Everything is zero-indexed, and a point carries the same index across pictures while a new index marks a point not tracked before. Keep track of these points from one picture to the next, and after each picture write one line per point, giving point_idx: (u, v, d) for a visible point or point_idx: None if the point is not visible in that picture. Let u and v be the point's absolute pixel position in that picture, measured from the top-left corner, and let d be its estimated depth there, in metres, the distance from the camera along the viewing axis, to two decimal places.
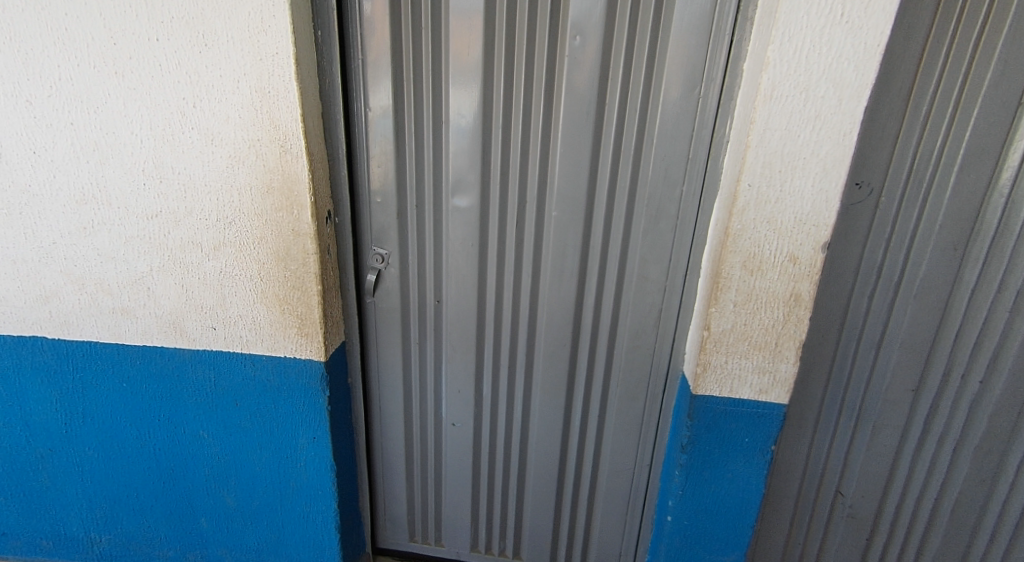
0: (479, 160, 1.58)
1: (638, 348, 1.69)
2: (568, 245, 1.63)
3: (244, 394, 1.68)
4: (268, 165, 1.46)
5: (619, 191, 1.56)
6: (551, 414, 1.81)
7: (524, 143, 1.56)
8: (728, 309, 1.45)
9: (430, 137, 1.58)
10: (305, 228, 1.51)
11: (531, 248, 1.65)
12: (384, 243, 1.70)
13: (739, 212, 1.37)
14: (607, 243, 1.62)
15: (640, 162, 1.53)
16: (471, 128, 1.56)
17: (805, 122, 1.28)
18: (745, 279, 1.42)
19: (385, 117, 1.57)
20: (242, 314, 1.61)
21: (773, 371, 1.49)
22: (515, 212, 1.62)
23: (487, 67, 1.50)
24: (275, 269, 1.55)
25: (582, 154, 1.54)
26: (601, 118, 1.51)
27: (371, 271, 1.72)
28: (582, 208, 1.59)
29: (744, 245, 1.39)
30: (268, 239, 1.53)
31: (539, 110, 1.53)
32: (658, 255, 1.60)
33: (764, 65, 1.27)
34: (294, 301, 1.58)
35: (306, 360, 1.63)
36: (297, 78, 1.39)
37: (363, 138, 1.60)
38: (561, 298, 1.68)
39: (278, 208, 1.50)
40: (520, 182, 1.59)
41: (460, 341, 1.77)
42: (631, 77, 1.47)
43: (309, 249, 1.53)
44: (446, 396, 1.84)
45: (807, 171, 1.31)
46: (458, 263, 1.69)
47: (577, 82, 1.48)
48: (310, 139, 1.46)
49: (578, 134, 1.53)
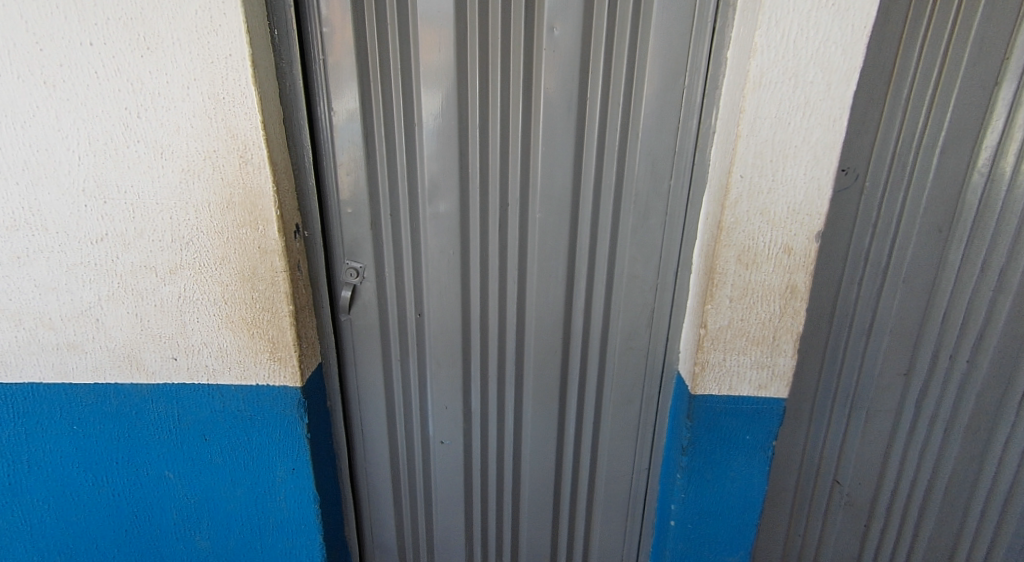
0: (457, 163, 1.49)
1: (632, 350, 1.66)
2: (555, 247, 1.56)
3: (214, 427, 1.56)
4: (227, 177, 1.33)
5: (605, 189, 1.50)
6: (545, 424, 1.75)
7: (503, 143, 1.48)
8: (725, 305, 1.40)
9: (402, 141, 1.49)
10: (272, 244, 1.40)
11: (516, 254, 1.58)
12: (358, 256, 1.59)
13: (732, 205, 1.32)
14: (595, 243, 1.56)
15: (626, 158, 1.47)
16: (446, 129, 1.47)
17: (795, 109, 1.24)
18: (740, 274, 1.37)
19: (353, 121, 1.47)
20: (206, 341, 1.47)
21: (772, 365, 1.46)
22: (497, 216, 1.54)
23: (460, 63, 1.42)
24: (241, 291, 1.43)
25: (565, 152, 1.47)
26: (583, 113, 1.44)
27: (345, 286, 1.61)
28: (568, 208, 1.52)
29: (739, 238, 1.34)
30: (232, 259, 1.40)
31: (517, 108, 1.45)
32: (648, 253, 1.55)
33: (752, 52, 1.22)
34: (263, 323, 1.46)
35: (280, 387, 1.52)
36: (255, 81, 1.27)
37: (329, 145, 1.49)
38: (549, 302, 1.62)
39: (241, 224, 1.37)
40: (501, 184, 1.51)
41: (446, 353, 1.69)
42: (613, 69, 1.41)
43: (278, 266, 1.41)
44: (432, 413, 1.76)
45: (798, 160, 1.28)
46: (439, 273, 1.60)
47: (556, 77, 1.41)
48: (273, 148, 1.35)
49: (560, 131, 1.45)
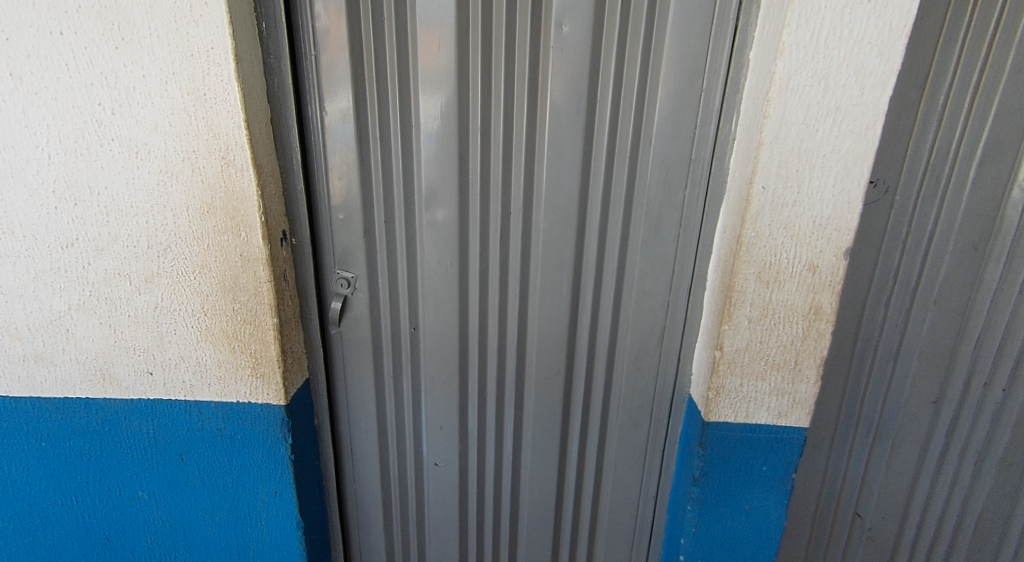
0: (456, 169, 1.39)
1: (640, 371, 1.55)
2: (559, 260, 1.46)
3: (192, 446, 1.46)
4: (207, 180, 1.24)
5: (614, 198, 1.40)
6: (546, 447, 1.65)
7: (506, 147, 1.37)
8: (742, 326, 1.30)
9: (398, 144, 1.39)
10: (255, 253, 1.30)
11: (518, 266, 1.47)
12: (349, 266, 1.49)
13: (753, 218, 1.21)
14: (602, 256, 1.45)
15: (637, 165, 1.37)
16: (445, 133, 1.37)
17: (824, 115, 1.13)
18: (760, 293, 1.27)
19: (346, 122, 1.37)
20: (184, 355, 1.38)
21: (793, 392, 1.35)
22: (498, 226, 1.44)
23: (461, 62, 1.32)
24: (222, 302, 1.33)
25: (573, 159, 1.37)
26: (593, 117, 1.34)
27: (336, 298, 1.51)
28: (574, 219, 1.42)
29: (759, 254, 1.23)
30: (212, 268, 1.31)
31: (522, 110, 1.35)
32: (660, 268, 1.44)
33: (778, 52, 1.11)
34: (245, 337, 1.36)
35: (263, 405, 1.42)
36: (238, 77, 1.17)
37: (320, 146, 1.39)
38: (553, 318, 1.52)
39: (222, 230, 1.28)
40: (503, 191, 1.41)
41: (442, 370, 1.59)
42: (626, 70, 1.30)
43: (261, 276, 1.31)
44: (427, 433, 1.66)
45: (827, 170, 1.17)
46: (435, 285, 1.50)
47: (565, 77, 1.31)
48: (257, 149, 1.25)
49: (568, 136, 1.35)
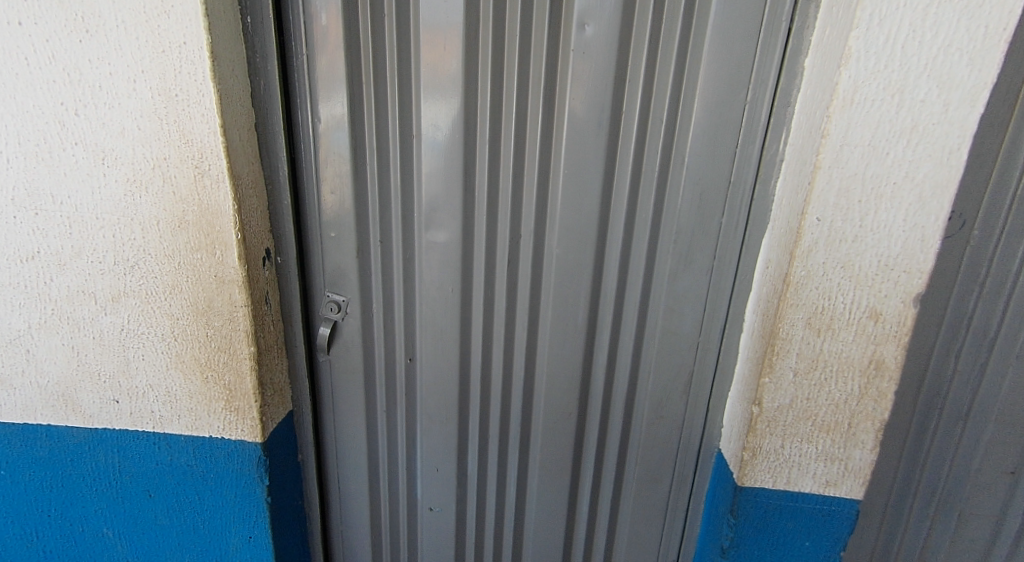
0: (460, 185, 1.24)
1: (663, 421, 1.36)
2: (574, 290, 1.29)
3: (160, 482, 1.32)
4: (179, 191, 1.10)
5: (639, 224, 1.22)
6: (554, 498, 1.47)
7: (517, 163, 1.21)
8: (787, 379, 1.10)
9: (396, 156, 1.24)
10: (231, 274, 1.16)
11: (527, 296, 1.31)
12: (341, 289, 1.35)
13: (804, 255, 1.02)
14: (624, 289, 1.27)
15: (667, 187, 1.18)
16: (449, 145, 1.21)
17: (896, 134, 0.94)
18: (809, 342, 1.07)
19: (340, 130, 1.22)
20: (152, 383, 1.24)
21: (843, 458, 1.15)
22: (505, 251, 1.27)
23: (468, 65, 1.16)
24: (194, 326, 1.20)
25: (593, 178, 1.20)
26: (617, 131, 1.16)
27: (325, 323, 1.37)
28: (592, 245, 1.24)
29: (810, 296, 1.04)
30: (184, 289, 1.17)
31: (536, 121, 1.18)
32: (690, 305, 1.26)
33: (843, 59, 0.92)
34: (219, 366, 1.22)
35: (238, 441, 1.28)
36: (214, 76, 1.04)
37: (311, 156, 1.25)
38: (566, 356, 1.35)
39: (195, 248, 1.14)
40: (512, 212, 1.24)
41: (440, 406, 1.43)
42: (657, 77, 1.12)
43: (237, 300, 1.17)
44: (421, 475, 1.50)
45: (897, 200, 0.97)
46: (434, 313, 1.35)
47: (586, 85, 1.14)
48: (236, 159, 1.11)
49: (587, 152, 1.18)
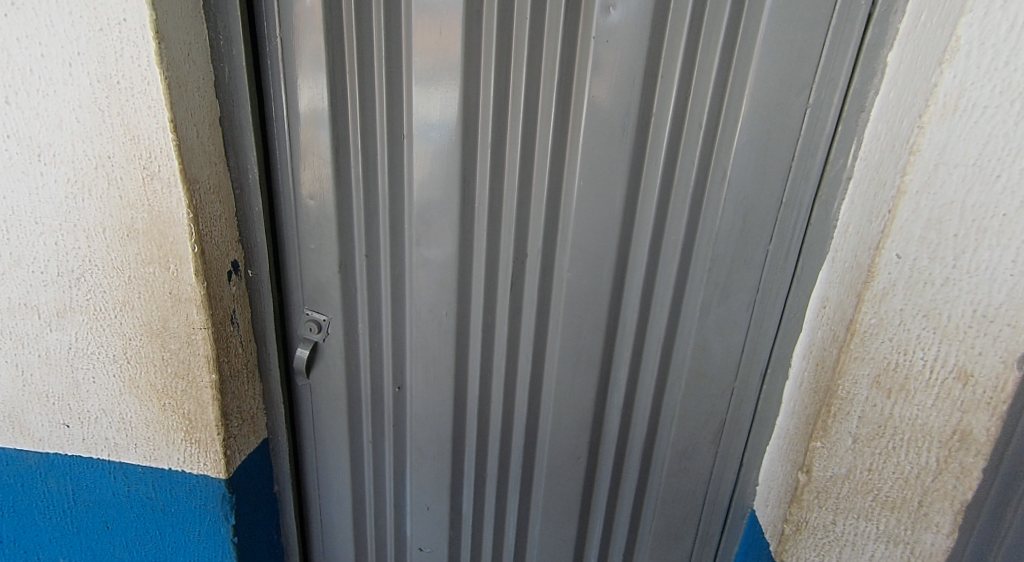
0: (457, 195, 1.05)
1: (687, 472, 1.17)
2: (587, 321, 1.10)
3: (118, 515, 1.18)
4: (126, 196, 0.95)
5: (667, 247, 1.02)
6: (558, 548, 1.29)
7: (523, 171, 1.02)
8: (844, 446, 0.90)
9: (384, 159, 1.06)
10: (189, 292, 1.00)
11: (532, 324, 1.13)
12: (322, 306, 1.19)
13: (876, 299, 0.81)
14: (646, 321, 1.08)
15: (703, 206, 0.97)
16: (444, 148, 1.03)
17: (1012, 152, 0.69)
18: (875, 403, 0.86)
19: (318, 127, 1.05)
20: (105, 408, 1.10)
21: (912, 543, 0.88)
22: (507, 272, 1.09)
23: (467, 53, 0.97)
24: (148, 348, 1.05)
25: (613, 192, 1.00)
26: (645, 136, 0.96)
27: (304, 344, 1.21)
28: (610, 271, 1.05)
29: (880, 350, 0.83)
30: (136, 307, 1.02)
31: (547, 122, 0.98)
32: (725, 345, 1.06)
33: (946, 53, 0.70)
34: (178, 393, 1.07)
35: (200, 476, 1.13)
36: (161, 61, 0.87)
37: (287, 156, 1.08)
38: (576, 393, 1.17)
39: (146, 261, 0.98)
40: (516, 229, 1.05)
41: (432, 440, 1.27)
42: (697, 73, 0.91)
43: (196, 321, 1.02)
44: (411, 514, 1.34)
45: (1008, 238, 0.72)
46: (425, 339, 1.18)
47: (608, 81, 0.94)
48: (192, 159, 0.94)
49: (608, 161, 0.98)
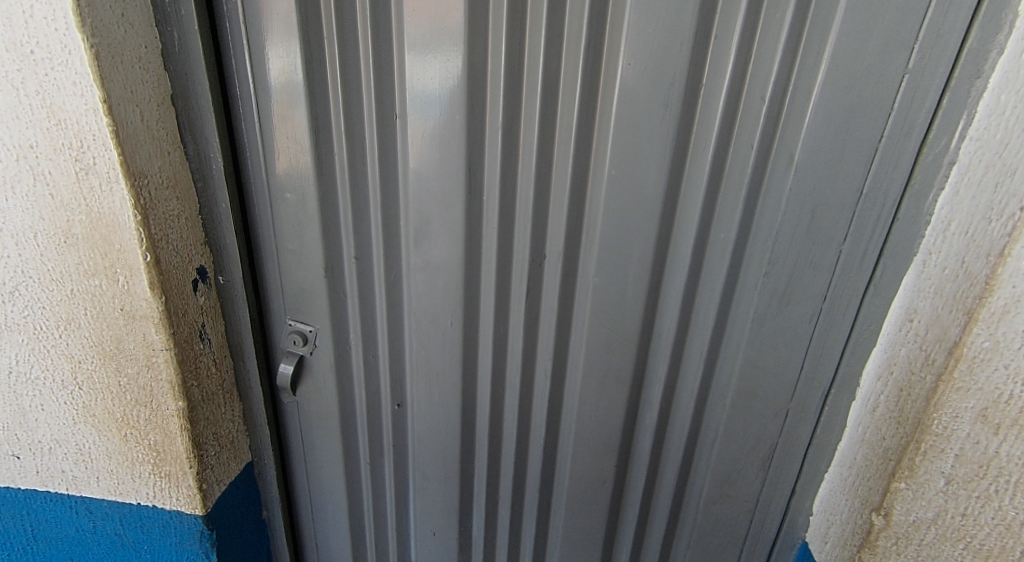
0: (461, 187, 0.88)
1: (729, 500, 1.03)
2: (616, 333, 0.94)
3: (85, 551, 1.04)
4: (58, 194, 0.78)
5: (714, 247, 0.85)
6: None
7: (541, 157, 0.84)
8: (935, 488, 0.72)
9: (373, 145, 0.88)
10: (143, 308, 0.84)
11: (551, 334, 0.97)
12: (308, 316, 1.03)
13: (993, 318, 0.63)
14: (685, 332, 0.92)
15: (760, 199, 0.80)
16: (445, 132, 0.85)
17: None
18: (978, 441, 0.67)
19: (293, 106, 0.87)
20: (58, 439, 0.95)
21: None
22: (522, 276, 0.94)
23: (472, 11, 0.78)
24: (102, 372, 0.89)
25: (651, 183, 0.82)
26: (692, 115, 0.78)
27: (288, 358, 1.06)
28: (645, 274, 0.89)
29: (992, 378, 0.65)
30: (82, 325, 0.86)
31: (571, 96, 0.80)
32: (780, 360, 0.89)
33: None
34: (140, 422, 0.92)
35: (174, 512, 0.99)
36: (84, 25, 0.70)
37: (257, 143, 0.91)
38: (602, 413, 1.02)
39: (89, 271, 0.82)
40: (533, 227, 0.89)
41: (437, 461, 1.13)
42: (761, 34, 0.72)
43: (154, 341, 0.86)
44: (416, 538, 1.21)
45: None
46: (427, 351, 1.03)
47: (647, 46, 0.75)
48: (136, 148, 0.77)
49: (645, 144, 0.80)
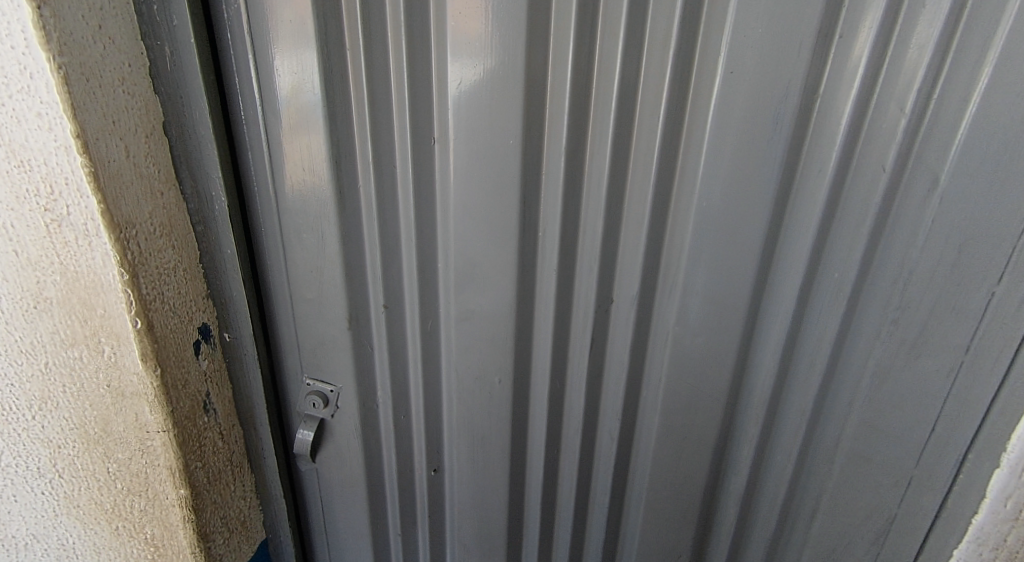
0: (514, 223, 0.73)
1: None
2: (698, 389, 0.80)
3: None
4: (27, 254, 0.65)
5: (825, 288, 0.70)
6: None
7: (613, 186, 0.70)
8: None
9: (406, 177, 0.74)
10: (135, 383, 0.70)
11: (620, 389, 0.83)
12: (329, 375, 0.88)
13: None
14: (783, 385, 0.77)
15: (890, 232, 0.65)
16: (495, 159, 0.70)
17: None
18: None
19: (309, 130, 0.72)
20: (35, 533, 0.82)
21: None
22: (586, 325, 0.79)
23: (533, 10, 0.63)
24: (86, 457, 0.76)
25: (751, 213, 0.67)
26: (806, 133, 0.63)
27: (307, 422, 0.91)
28: (737, 321, 0.74)
29: None
30: (61, 406, 0.73)
31: (655, 112, 0.65)
32: (905, 422, 0.74)
33: None
34: (134, 512, 0.79)
35: None
36: (50, 43, 0.56)
37: (267, 176, 0.76)
38: (678, 479, 0.87)
39: (67, 343, 0.69)
40: (601, 268, 0.74)
41: (480, 533, 0.98)
42: (904, 30, 0.57)
43: (149, 420, 0.72)
44: None
45: None
46: (471, 411, 0.88)
47: (754, 50, 0.60)
48: (122, 192, 0.63)
49: (746, 168, 0.65)
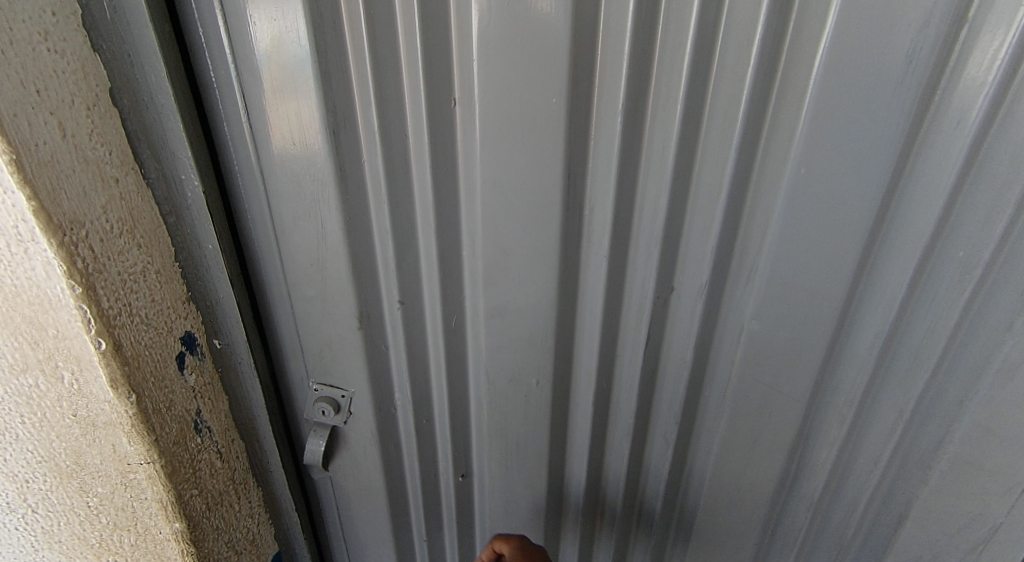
0: (556, 201, 0.60)
1: None
2: (774, 389, 0.67)
3: None
4: None
5: (944, 271, 0.57)
6: None
7: (682, 153, 0.56)
8: None
9: (420, 149, 0.59)
10: (106, 411, 0.58)
11: (679, 390, 0.71)
12: (338, 381, 0.76)
13: None
14: (877, 384, 0.65)
15: None
16: (533, 125, 0.56)
17: None
18: None
19: (297, 95, 0.58)
20: None
21: None
22: (640, 320, 0.66)
23: None
24: (60, 491, 0.65)
25: (857, 182, 0.54)
26: (941, 79, 0.49)
27: (317, 432, 0.80)
28: (829, 311, 0.61)
29: None
30: (22, 437, 0.61)
31: (743, 56, 0.51)
32: None
33: None
34: (124, 547, 0.69)
35: None
36: None
37: (248, 152, 0.62)
38: (741, 485, 0.76)
39: (18, 369, 0.57)
40: (662, 254, 0.61)
41: None
42: None
43: (128, 451, 0.61)
44: None
45: None
46: (502, 416, 0.77)
47: None
48: (61, 184, 0.50)
49: (856, 125, 0.51)
